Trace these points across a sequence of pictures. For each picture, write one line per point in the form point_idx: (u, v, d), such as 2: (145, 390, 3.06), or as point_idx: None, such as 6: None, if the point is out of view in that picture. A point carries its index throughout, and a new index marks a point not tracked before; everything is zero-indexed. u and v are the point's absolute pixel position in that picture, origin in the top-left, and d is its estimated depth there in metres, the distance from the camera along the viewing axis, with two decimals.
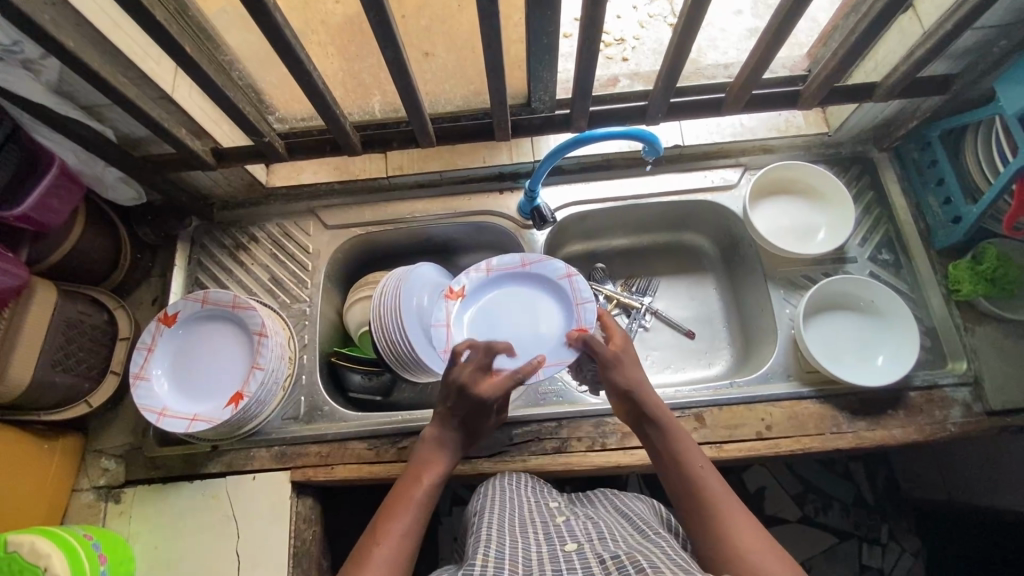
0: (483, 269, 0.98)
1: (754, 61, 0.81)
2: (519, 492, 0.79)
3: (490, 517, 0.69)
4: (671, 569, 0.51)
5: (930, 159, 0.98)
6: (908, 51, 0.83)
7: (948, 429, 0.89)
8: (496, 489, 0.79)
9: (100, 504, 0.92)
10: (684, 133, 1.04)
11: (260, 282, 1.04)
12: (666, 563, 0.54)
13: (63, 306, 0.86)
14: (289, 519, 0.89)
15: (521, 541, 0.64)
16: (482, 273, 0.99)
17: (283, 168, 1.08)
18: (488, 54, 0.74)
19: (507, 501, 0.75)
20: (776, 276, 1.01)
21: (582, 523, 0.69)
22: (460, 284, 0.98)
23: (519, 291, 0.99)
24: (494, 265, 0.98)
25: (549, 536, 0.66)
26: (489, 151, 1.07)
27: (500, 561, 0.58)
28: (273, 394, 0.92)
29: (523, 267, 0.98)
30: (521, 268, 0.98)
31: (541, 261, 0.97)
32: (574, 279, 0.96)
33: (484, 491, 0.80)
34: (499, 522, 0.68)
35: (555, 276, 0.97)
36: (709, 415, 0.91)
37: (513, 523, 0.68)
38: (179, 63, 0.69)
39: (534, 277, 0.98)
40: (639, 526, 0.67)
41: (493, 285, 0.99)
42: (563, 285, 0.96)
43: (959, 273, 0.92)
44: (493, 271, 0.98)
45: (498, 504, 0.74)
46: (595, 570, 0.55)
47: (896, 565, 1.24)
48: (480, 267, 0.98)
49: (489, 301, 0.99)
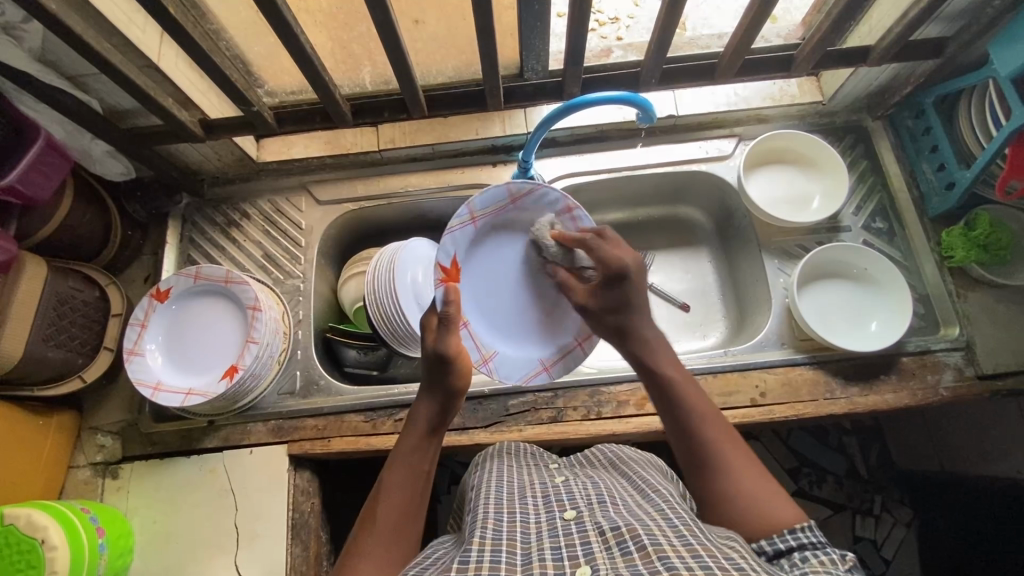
0: (469, 220, 0.85)
1: (746, 25, 0.79)
2: (519, 461, 0.80)
3: (490, 490, 0.70)
4: (672, 546, 0.51)
5: (924, 127, 0.98)
6: (903, 13, 0.82)
7: (940, 393, 0.90)
8: (494, 463, 0.79)
9: (97, 481, 0.92)
10: (679, 103, 1.03)
11: (253, 258, 1.04)
12: (667, 535, 0.54)
13: (54, 281, 0.85)
14: (287, 491, 0.90)
15: (520, 512, 0.64)
16: (469, 226, 0.86)
17: (273, 143, 1.06)
18: (479, 19, 0.72)
19: (507, 473, 0.75)
20: (771, 246, 1.01)
21: (582, 484, 0.70)
22: (450, 254, 0.84)
23: (516, 231, 0.89)
24: (478, 210, 0.85)
25: (548, 503, 0.66)
26: (482, 123, 1.05)
27: (498, 540, 0.58)
28: (268, 368, 0.91)
29: (512, 204, 0.86)
30: (506, 205, 0.87)
31: (530, 195, 0.86)
32: (575, 213, 0.87)
33: (484, 461, 0.81)
34: (499, 494, 0.69)
35: (552, 210, 0.88)
36: (703, 383, 0.92)
37: (513, 493, 0.69)
38: (164, 26, 0.68)
39: (527, 209, 0.88)
40: (638, 487, 0.68)
41: (483, 233, 0.88)
42: (564, 219, 0.88)
43: (953, 239, 0.93)
44: (480, 218, 0.86)
45: (498, 479, 0.73)
46: (595, 542, 0.55)
47: (889, 535, 1.26)
48: (465, 219, 0.85)
49: (482, 261, 0.88)
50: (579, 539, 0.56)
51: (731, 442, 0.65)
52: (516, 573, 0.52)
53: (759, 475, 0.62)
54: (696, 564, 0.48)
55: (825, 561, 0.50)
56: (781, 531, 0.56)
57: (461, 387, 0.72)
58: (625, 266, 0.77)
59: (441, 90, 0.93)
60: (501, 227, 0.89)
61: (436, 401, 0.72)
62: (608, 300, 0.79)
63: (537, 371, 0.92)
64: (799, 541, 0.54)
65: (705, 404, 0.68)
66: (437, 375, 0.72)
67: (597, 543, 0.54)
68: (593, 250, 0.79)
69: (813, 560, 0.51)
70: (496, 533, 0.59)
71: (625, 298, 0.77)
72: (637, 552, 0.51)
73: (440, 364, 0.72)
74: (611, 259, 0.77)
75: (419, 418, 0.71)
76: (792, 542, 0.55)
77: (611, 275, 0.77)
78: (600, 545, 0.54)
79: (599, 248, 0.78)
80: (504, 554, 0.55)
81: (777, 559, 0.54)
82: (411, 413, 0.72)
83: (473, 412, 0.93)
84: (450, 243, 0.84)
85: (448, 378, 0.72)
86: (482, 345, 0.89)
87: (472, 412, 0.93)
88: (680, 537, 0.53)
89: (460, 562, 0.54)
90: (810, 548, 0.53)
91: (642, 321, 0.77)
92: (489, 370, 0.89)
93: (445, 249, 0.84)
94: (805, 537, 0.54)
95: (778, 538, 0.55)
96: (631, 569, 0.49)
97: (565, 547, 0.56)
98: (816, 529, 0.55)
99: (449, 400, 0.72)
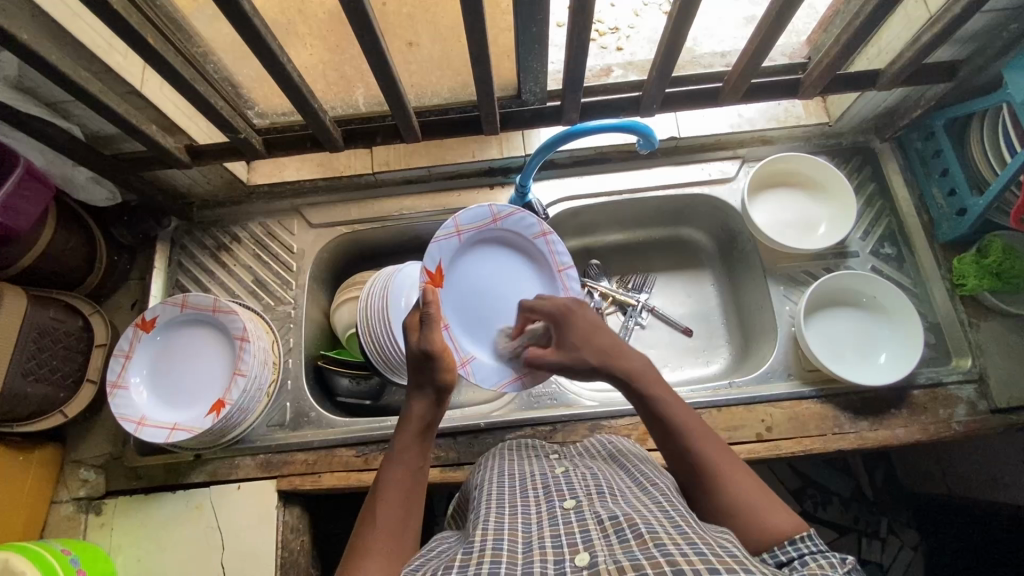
0: (454, 232, 0.88)
1: (753, 49, 0.77)
2: (519, 454, 0.76)
3: (492, 485, 0.66)
4: (670, 536, 0.48)
5: (934, 150, 0.95)
6: (914, 36, 0.79)
7: (953, 428, 0.87)
8: (494, 459, 0.75)
9: (79, 517, 0.88)
10: (681, 123, 1.00)
11: (242, 284, 1.01)
12: (663, 524, 0.51)
13: (35, 313, 0.82)
14: (276, 529, 0.87)
15: (517, 505, 0.59)
16: (454, 238, 0.88)
17: (264, 165, 1.03)
18: (474, 45, 0.69)
19: (508, 466, 0.71)
20: (776, 272, 0.98)
21: (581, 473, 0.66)
22: (436, 260, 0.86)
23: (490, 247, 0.93)
24: (463, 224, 0.89)
25: (547, 491, 0.62)
26: (479, 145, 1.03)
27: (500, 531, 0.54)
28: (257, 401, 0.88)
29: (495, 221, 0.91)
30: (490, 222, 0.91)
31: (513, 215, 0.91)
32: (550, 238, 0.93)
33: (485, 460, 0.76)
34: (501, 489, 0.64)
35: (530, 234, 0.93)
36: (708, 417, 0.89)
37: (515, 486, 0.65)
38: (145, 57, 0.65)
39: (505, 228, 0.93)
40: (636, 479, 0.64)
41: (466, 246, 0.90)
42: (540, 244, 0.94)
43: (965, 268, 0.90)
44: (464, 230, 0.89)
45: (498, 474, 0.69)
46: (593, 534, 0.51)
47: (895, 559, 1.17)
48: (450, 231, 0.87)
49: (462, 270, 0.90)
50: (577, 528, 0.53)
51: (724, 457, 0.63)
52: (517, 561, 0.50)
53: (754, 485, 0.61)
54: (691, 551, 0.46)
55: (824, 565, 0.49)
56: (781, 544, 0.54)
57: (450, 382, 0.70)
58: (567, 308, 0.79)
59: (436, 114, 0.90)
60: (482, 239, 0.92)
61: (429, 399, 0.70)
62: (566, 341, 0.76)
63: (514, 377, 0.89)
64: (801, 551, 0.53)
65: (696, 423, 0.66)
66: (421, 369, 0.70)
67: (596, 532, 0.51)
68: (533, 305, 0.84)
69: (813, 566, 0.49)
70: (499, 524, 0.55)
71: (579, 329, 0.76)
72: (634, 540, 0.48)
73: (426, 362, 0.70)
74: (552, 308, 0.80)
75: (414, 416, 0.68)
76: (795, 553, 0.53)
77: (555, 318, 0.80)
78: (598, 533, 0.51)
79: (539, 304, 0.83)
80: (506, 543, 0.52)
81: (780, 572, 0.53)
82: (408, 410, 0.69)
83: (468, 447, 0.90)
84: (436, 251, 0.86)
85: (440, 374, 0.70)
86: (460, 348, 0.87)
87: (467, 446, 0.90)
88: (676, 527, 0.51)
89: (463, 552, 0.52)
90: (812, 556, 0.52)
91: (607, 346, 0.73)
92: (467, 373, 0.86)
93: (431, 256, 0.86)
94: (805, 546, 0.53)
95: (779, 550, 0.54)
96: (628, 555, 0.46)
97: (565, 535, 0.52)
98: (817, 537, 0.54)
99: (441, 395, 0.70)
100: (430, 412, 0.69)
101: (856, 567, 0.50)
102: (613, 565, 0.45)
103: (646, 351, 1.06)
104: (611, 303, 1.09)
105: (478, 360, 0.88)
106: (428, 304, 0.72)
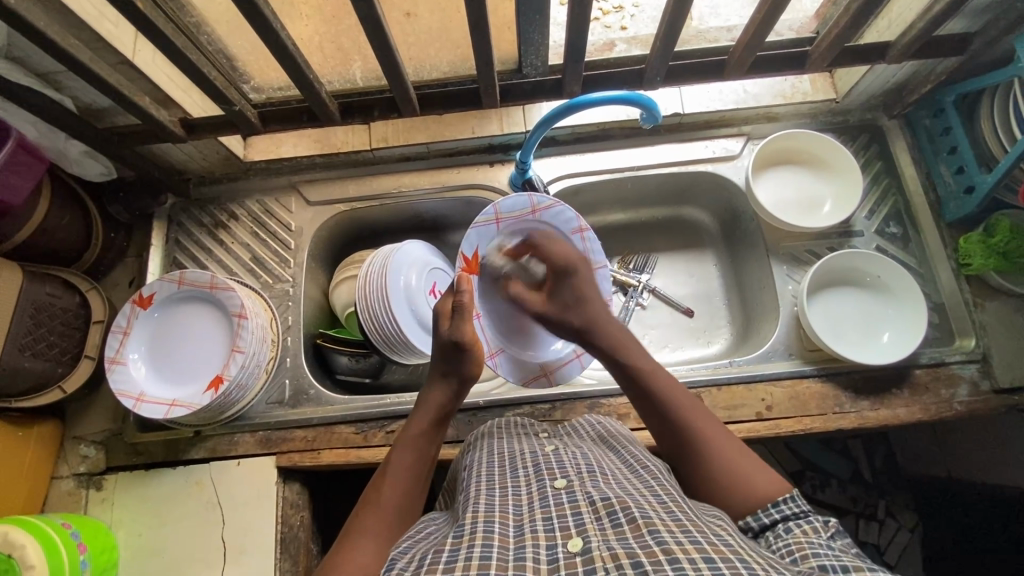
0: (494, 219, 0.90)
1: (759, 21, 0.75)
2: (508, 432, 0.75)
3: (481, 466, 0.65)
4: (664, 523, 0.48)
5: (944, 126, 0.93)
6: (927, 7, 0.77)
7: (954, 408, 0.86)
8: (484, 438, 0.74)
9: (80, 492, 0.89)
10: (685, 100, 0.98)
11: (240, 261, 1.00)
12: (657, 509, 0.51)
13: (31, 288, 0.81)
14: (276, 504, 0.87)
15: (509, 485, 0.59)
16: (492, 225, 0.90)
17: (262, 141, 1.02)
18: (473, 14, 0.67)
19: (498, 444, 0.71)
20: (780, 251, 0.97)
21: (571, 451, 0.66)
22: (472, 247, 0.90)
23: None
24: (503, 212, 0.89)
25: (537, 470, 0.61)
26: (479, 121, 1.01)
27: (491, 514, 0.53)
28: (255, 377, 0.88)
29: (533, 213, 0.90)
30: (530, 214, 0.91)
31: (552, 209, 0.91)
32: (587, 234, 0.92)
33: (474, 440, 0.75)
34: (490, 469, 0.64)
35: (568, 229, 0.92)
36: (708, 396, 0.88)
37: (504, 465, 0.64)
38: (136, 24, 0.64)
39: (545, 222, 0.92)
40: (627, 460, 0.64)
41: (505, 236, 0.92)
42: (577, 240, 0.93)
43: (970, 248, 0.88)
44: (504, 219, 0.90)
45: (489, 454, 0.68)
46: (584, 516, 0.51)
47: (892, 541, 1.16)
48: (490, 218, 0.89)
49: (501, 257, 0.93)
50: (569, 510, 0.52)
51: (698, 410, 0.65)
52: (508, 545, 0.49)
53: (728, 438, 0.63)
54: (686, 539, 0.46)
55: (808, 531, 0.51)
56: (765, 506, 0.55)
57: (474, 374, 0.72)
58: (569, 261, 0.83)
59: (435, 88, 0.88)
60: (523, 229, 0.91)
61: (451, 388, 0.70)
62: (561, 300, 0.81)
63: (538, 376, 0.93)
64: (785, 513, 0.54)
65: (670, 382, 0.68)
66: (448, 361, 0.71)
67: (588, 514, 0.51)
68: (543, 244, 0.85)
69: (798, 532, 0.51)
70: (489, 506, 0.55)
71: (577, 292, 0.80)
72: (627, 526, 0.48)
73: (456, 352, 0.70)
74: (554, 252, 0.84)
75: (432, 403, 0.69)
76: (778, 515, 0.54)
77: (559, 271, 0.82)
78: (591, 515, 0.51)
79: (545, 246, 0.85)
80: (496, 526, 0.51)
81: (762, 534, 0.54)
82: (428, 395, 0.70)
83: (467, 424, 0.90)
84: (474, 237, 0.89)
85: (465, 365, 0.71)
86: (490, 340, 0.92)
87: (466, 424, 0.90)
88: (669, 511, 0.51)
89: (454, 536, 0.51)
90: (795, 519, 0.53)
91: (600, 314, 0.78)
92: (491, 364, 0.91)
93: (469, 241, 0.90)
94: (789, 508, 0.54)
95: (762, 513, 0.55)
96: (621, 544, 0.46)
97: (556, 517, 0.52)
98: (799, 498, 0.55)
99: (463, 385, 0.71)
100: (449, 400, 0.70)
101: (836, 529, 0.52)
102: (607, 553, 0.45)
103: (647, 332, 1.06)
104: (612, 283, 1.08)
105: (504, 353, 0.93)
106: (460, 293, 0.75)
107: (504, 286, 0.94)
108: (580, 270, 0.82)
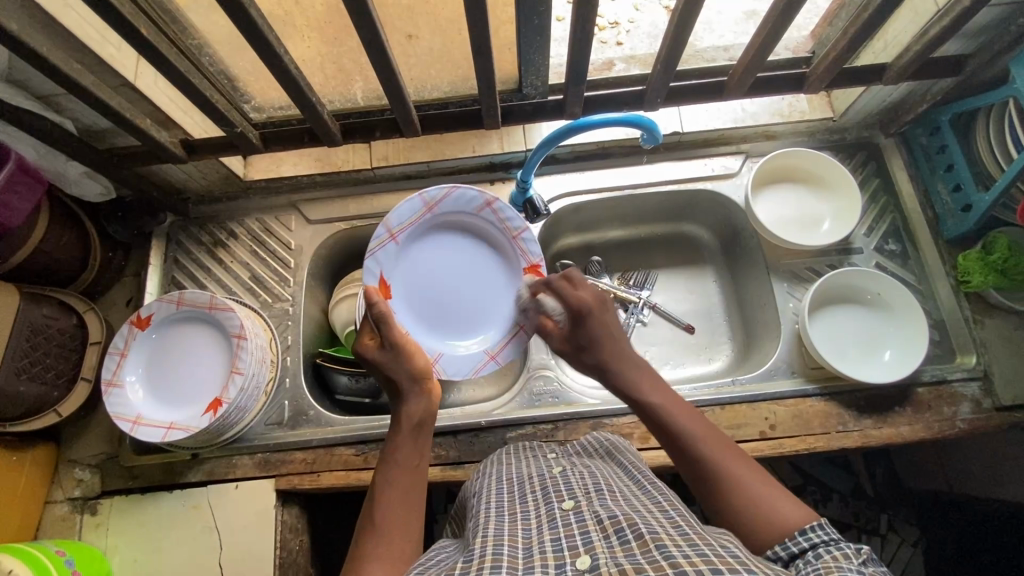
0: (388, 237, 0.87)
1: (758, 43, 0.75)
2: (518, 457, 0.75)
3: (491, 491, 0.65)
4: (673, 538, 0.47)
5: (940, 145, 0.94)
6: (922, 29, 0.78)
7: (957, 426, 0.86)
8: (495, 464, 0.73)
9: (75, 517, 0.87)
10: (684, 119, 0.99)
11: (240, 281, 0.99)
12: (663, 524, 0.50)
13: (27, 310, 0.80)
14: (275, 528, 0.86)
15: (518, 509, 0.58)
16: (390, 242, 0.88)
17: (262, 160, 1.01)
18: (475, 38, 0.68)
19: (506, 470, 0.70)
20: (780, 269, 0.97)
21: (579, 471, 0.65)
22: (376, 274, 0.87)
23: (443, 233, 0.93)
24: (396, 225, 0.87)
25: (546, 493, 0.60)
26: (479, 140, 1.01)
27: (501, 538, 0.52)
28: (255, 399, 0.87)
29: (430, 211, 0.89)
30: (426, 212, 0.89)
31: (446, 197, 0.89)
32: (495, 206, 0.91)
33: (484, 466, 0.75)
34: (500, 495, 0.63)
35: (472, 208, 0.91)
36: (711, 415, 0.88)
37: (514, 489, 0.64)
38: (140, 51, 0.64)
39: (448, 211, 0.91)
40: (635, 477, 0.64)
41: (405, 248, 0.90)
42: (485, 214, 0.92)
43: (969, 264, 0.89)
44: (400, 233, 0.88)
45: (497, 482, 0.67)
46: (593, 535, 0.50)
47: (895, 558, 1.14)
48: (384, 238, 0.87)
49: (416, 260, 0.91)
50: (577, 530, 0.52)
51: (730, 451, 0.61)
52: (517, 567, 0.48)
53: (757, 477, 0.58)
54: (693, 552, 0.45)
55: (838, 557, 0.47)
56: (793, 535, 0.52)
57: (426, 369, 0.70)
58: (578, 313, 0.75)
59: (435, 108, 0.89)
60: (429, 231, 0.91)
61: (420, 398, 0.68)
62: (577, 338, 0.75)
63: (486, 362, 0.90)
64: (812, 541, 0.51)
65: (703, 427, 0.63)
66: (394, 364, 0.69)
67: (596, 533, 0.50)
68: (561, 290, 0.77)
69: (827, 557, 0.47)
70: (498, 531, 0.54)
71: (592, 334, 0.74)
72: (635, 542, 0.47)
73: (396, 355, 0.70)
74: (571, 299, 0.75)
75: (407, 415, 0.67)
76: (807, 544, 0.51)
77: (575, 314, 0.75)
78: (598, 534, 0.50)
79: (565, 287, 0.77)
80: (505, 548, 0.50)
81: (792, 564, 0.51)
82: (399, 410, 0.68)
83: (470, 445, 0.89)
84: (374, 264, 0.87)
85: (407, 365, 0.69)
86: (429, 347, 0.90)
87: (468, 445, 0.89)
88: (677, 526, 0.50)
89: (462, 561, 0.50)
90: (824, 546, 0.50)
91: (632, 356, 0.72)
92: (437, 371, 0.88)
93: (370, 271, 0.87)
94: (818, 535, 0.51)
95: (791, 541, 0.52)
96: (629, 558, 0.45)
97: (564, 538, 0.51)
98: (828, 526, 0.51)
99: (428, 389, 0.69)
100: (420, 407, 0.68)
101: (870, 556, 0.48)
102: (615, 568, 0.44)
103: (648, 349, 1.05)
104: (614, 299, 1.07)
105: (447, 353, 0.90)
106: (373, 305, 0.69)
107: (432, 272, 0.92)
108: (604, 313, 0.75)
